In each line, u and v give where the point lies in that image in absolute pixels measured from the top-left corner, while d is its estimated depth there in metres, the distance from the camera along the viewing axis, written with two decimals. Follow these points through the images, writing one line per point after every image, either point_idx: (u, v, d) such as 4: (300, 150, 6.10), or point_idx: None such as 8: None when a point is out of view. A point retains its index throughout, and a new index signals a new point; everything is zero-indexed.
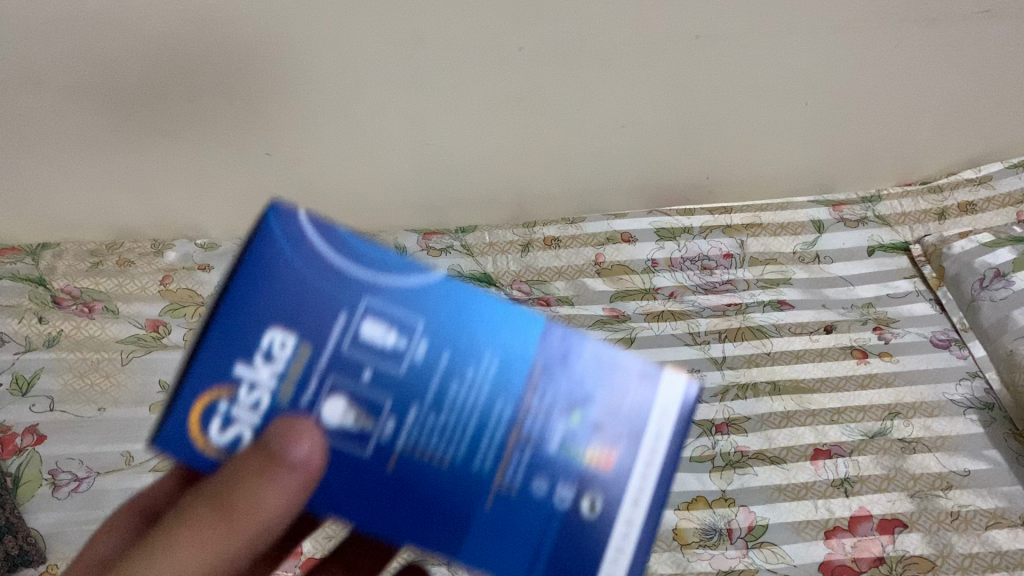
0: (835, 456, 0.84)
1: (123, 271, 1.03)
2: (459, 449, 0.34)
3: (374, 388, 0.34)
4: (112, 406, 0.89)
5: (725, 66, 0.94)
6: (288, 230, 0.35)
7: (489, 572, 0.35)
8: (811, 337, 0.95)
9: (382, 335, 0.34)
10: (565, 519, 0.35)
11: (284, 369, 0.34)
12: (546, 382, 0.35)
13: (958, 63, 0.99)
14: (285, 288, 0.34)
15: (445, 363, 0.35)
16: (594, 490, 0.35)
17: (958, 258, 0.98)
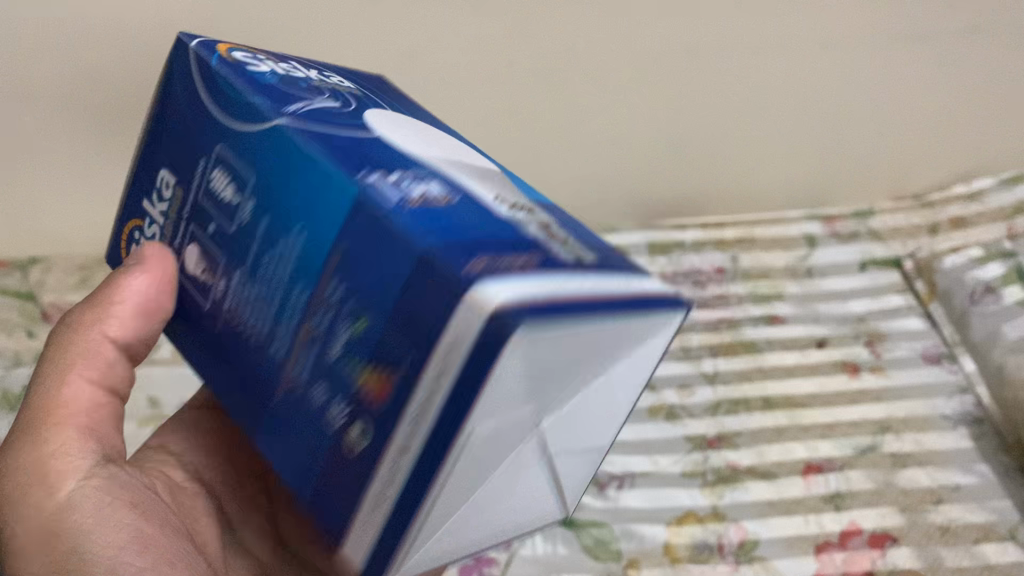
0: (825, 471, 0.83)
1: None
2: (264, 329, 0.35)
3: (213, 242, 0.39)
4: None
5: (718, 80, 0.95)
6: (187, 67, 0.41)
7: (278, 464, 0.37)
8: (803, 352, 0.95)
9: (225, 186, 0.38)
10: (331, 435, 0.32)
11: (168, 204, 0.42)
12: (337, 272, 0.32)
13: (946, 79, 1.00)
14: (176, 129, 0.41)
15: (262, 225, 0.35)
16: (362, 418, 0.31)
17: (947, 273, 0.99)
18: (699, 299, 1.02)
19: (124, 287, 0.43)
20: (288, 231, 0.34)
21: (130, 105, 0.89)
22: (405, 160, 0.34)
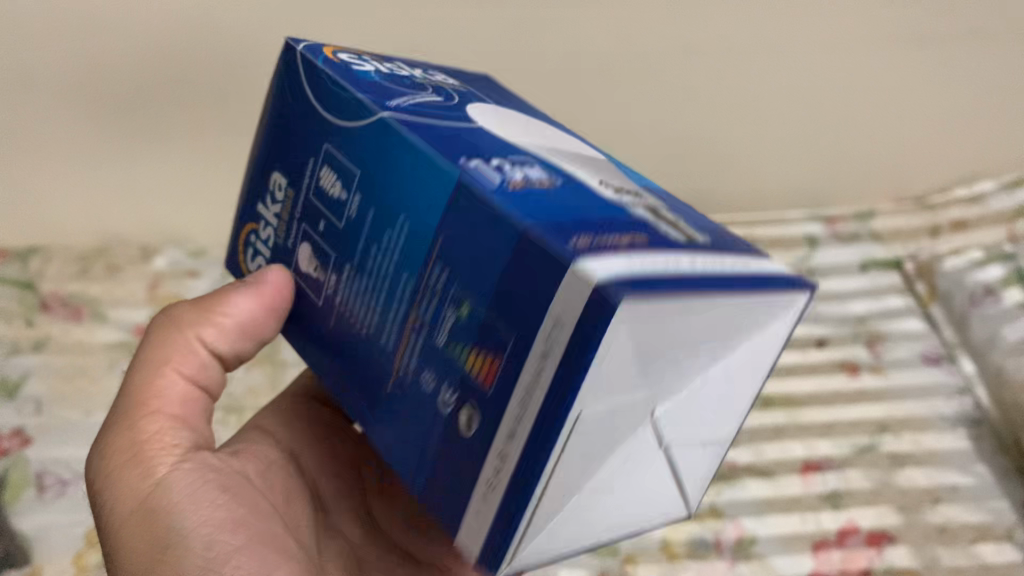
0: (824, 470, 0.83)
1: (111, 277, 1.00)
2: (376, 326, 0.37)
3: (325, 240, 0.40)
4: (99, 410, 0.87)
5: (724, 80, 0.96)
6: (294, 61, 0.43)
7: (394, 460, 0.37)
8: (803, 351, 0.95)
9: (332, 184, 0.40)
10: (446, 427, 0.34)
11: (280, 207, 0.44)
12: (439, 259, 0.33)
13: (946, 85, 1.01)
14: (288, 130, 0.43)
15: (370, 217, 0.37)
16: (470, 411, 0.32)
17: (948, 275, 0.99)
18: None
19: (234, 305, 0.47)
20: (385, 227, 0.36)
21: (143, 87, 0.91)
22: (519, 159, 0.36)
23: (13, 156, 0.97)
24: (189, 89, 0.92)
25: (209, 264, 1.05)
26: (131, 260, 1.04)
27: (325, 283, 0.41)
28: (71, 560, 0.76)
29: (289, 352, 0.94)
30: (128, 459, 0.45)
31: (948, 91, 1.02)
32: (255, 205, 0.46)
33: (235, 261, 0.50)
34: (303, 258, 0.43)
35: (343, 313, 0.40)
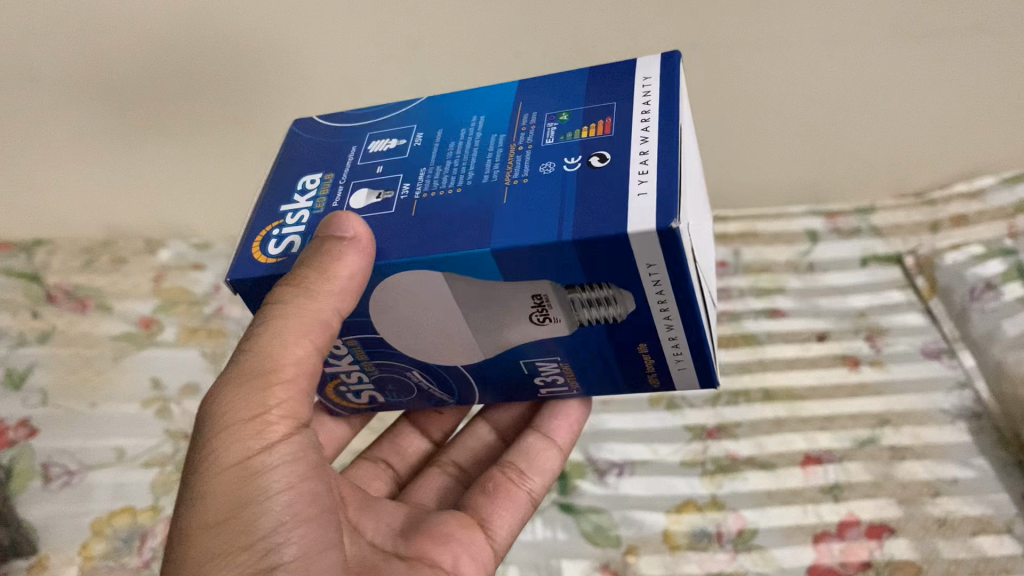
0: (824, 462, 0.83)
1: (116, 269, 1.01)
2: (467, 178, 0.44)
3: (386, 171, 0.46)
4: (105, 402, 0.87)
5: (723, 75, 0.97)
6: (307, 125, 0.53)
7: (531, 244, 0.39)
8: (803, 345, 0.96)
9: (385, 143, 0.49)
10: (579, 174, 0.41)
11: (316, 192, 0.47)
12: (524, 112, 0.47)
13: (947, 87, 1.01)
14: (311, 149, 0.51)
15: (439, 133, 0.48)
16: (599, 151, 0.42)
17: (949, 268, 0.99)
18: None
19: (334, 272, 0.41)
20: (455, 134, 0.47)
21: (146, 83, 0.92)
22: None
23: (24, 144, 0.99)
24: (192, 84, 0.92)
25: (213, 257, 1.05)
26: (135, 253, 1.04)
27: (397, 194, 0.44)
28: (77, 549, 0.75)
29: None
30: (248, 415, 0.43)
31: (950, 94, 1.02)
32: (281, 205, 0.47)
33: (245, 254, 0.44)
34: (359, 200, 0.45)
35: (427, 194, 0.44)
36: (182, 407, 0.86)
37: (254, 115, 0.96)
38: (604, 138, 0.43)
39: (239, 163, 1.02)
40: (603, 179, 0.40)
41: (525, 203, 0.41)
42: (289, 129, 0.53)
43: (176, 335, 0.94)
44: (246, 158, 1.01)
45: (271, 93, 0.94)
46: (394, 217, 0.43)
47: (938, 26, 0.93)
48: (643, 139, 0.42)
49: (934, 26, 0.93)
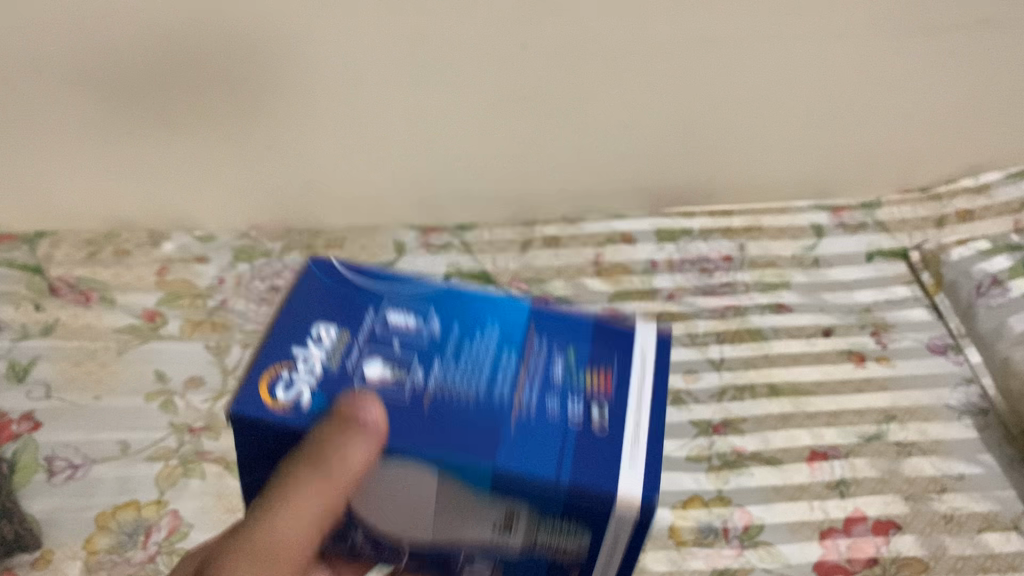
0: (831, 458, 0.83)
1: (120, 261, 1.02)
2: (480, 387, 0.44)
3: (404, 351, 0.46)
4: (108, 395, 0.85)
5: (728, 65, 0.98)
6: (328, 269, 0.50)
7: (524, 475, 0.41)
8: (810, 340, 0.95)
9: (405, 318, 0.48)
10: (577, 432, 0.43)
11: (328, 349, 0.46)
12: (536, 338, 0.47)
13: (947, 81, 1.03)
14: (321, 294, 0.49)
15: (458, 329, 0.47)
16: (598, 403, 0.45)
17: (956, 265, 0.98)
18: (706, 286, 1.03)
19: (346, 463, 0.40)
20: (473, 339, 0.47)
21: (161, 69, 0.94)
22: None
23: (30, 134, 0.99)
24: (206, 73, 0.94)
25: (217, 249, 1.05)
26: (140, 245, 1.05)
27: (410, 380, 0.44)
28: (82, 544, 0.73)
29: None
30: None
31: (948, 87, 1.03)
32: (292, 346, 0.45)
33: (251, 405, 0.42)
34: (373, 374, 0.45)
35: (441, 394, 0.44)
36: (187, 401, 0.85)
37: (263, 104, 0.98)
38: (602, 397, 0.45)
39: (246, 155, 1.04)
40: (600, 448, 0.42)
41: (527, 441, 0.42)
42: (306, 266, 0.51)
43: (182, 328, 0.94)
44: (252, 148, 1.03)
45: (281, 81, 0.96)
46: (405, 409, 0.43)
47: (935, 20, 0.96)
48: (639, 412, 0.44)
49: (932, 19, 0.96)
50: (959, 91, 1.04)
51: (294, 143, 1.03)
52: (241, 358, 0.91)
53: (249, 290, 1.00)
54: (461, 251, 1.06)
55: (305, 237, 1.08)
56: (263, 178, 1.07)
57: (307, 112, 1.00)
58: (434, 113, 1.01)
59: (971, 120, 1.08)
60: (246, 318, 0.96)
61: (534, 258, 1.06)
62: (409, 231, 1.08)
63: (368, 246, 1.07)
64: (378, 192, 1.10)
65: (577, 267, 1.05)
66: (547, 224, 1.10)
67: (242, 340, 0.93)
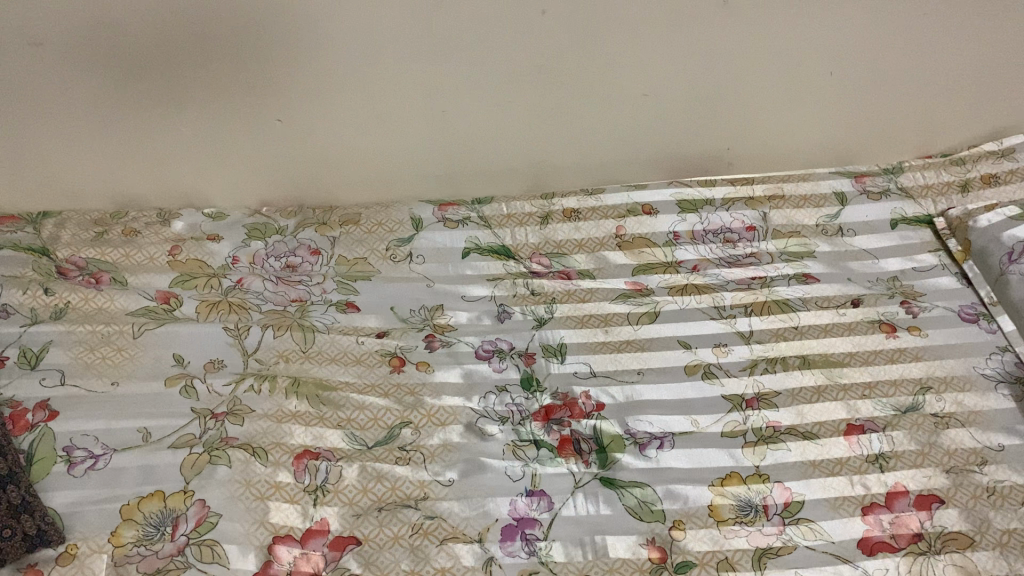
0: (868, 431, 0.82)
1: (129, 241, 0.98)
2: None
3: None
4: (125, 381, 0.83)
5: (753, 28, 0.96)
6: None
7: None
8: (838, 311, 0.93)
9: None
10: None
11: None
12: None
13: (973, 43, 1.01)
14: None
15: None
16: None
17: (984, 231, 0.96)
18: (729, 258, 1.01)
19: None
20: None
21: (167, 42, 0.90)
22: None
23: (31, 111, 0.95)
24: (215, 46, 0.91)
25: (229, 227, 1.02)
26: (149, 224, 1.02)
27: None
28: (107, 537, 0.70)
29: (318, 318, 0.92)
30: None
31: (975, 49, 1.01)
32: None
33: None
34: None
35: None
36: (208, 385, 0.83)
37: (272, 76, 0.95)
38: None
39: (256, 128, 1.01)
40: None
41: None
42: None
43: (197, 309, 0.91)
44: (263, 121, 1.00)
45: (291, 52, 0.93)
46: None
47: None
48: None
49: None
50: (986, 53, 1.02)
51: (305, 116, 1.00)
52: (260, 339, 0.88)
53: (265, 269, 0.98)
54: (479, 225, 1.05)
55: (318, 214, 1.05)
56: (274, 152, 1.04)
57: (320, 83, 0.96)
58: (449, 84, 0.98)
59: (996, 84, 1.06)
60: (264, 299, 0.94)
61: (553, 231, 1.04)
62: (425, 205, 1.06)
63: (384, 221, 1.04)
64: (391, 164, 1.07)
65: (599, 240, 1.03)
66: (565, 196, 1.08)
67: (260, 321, 0.90)
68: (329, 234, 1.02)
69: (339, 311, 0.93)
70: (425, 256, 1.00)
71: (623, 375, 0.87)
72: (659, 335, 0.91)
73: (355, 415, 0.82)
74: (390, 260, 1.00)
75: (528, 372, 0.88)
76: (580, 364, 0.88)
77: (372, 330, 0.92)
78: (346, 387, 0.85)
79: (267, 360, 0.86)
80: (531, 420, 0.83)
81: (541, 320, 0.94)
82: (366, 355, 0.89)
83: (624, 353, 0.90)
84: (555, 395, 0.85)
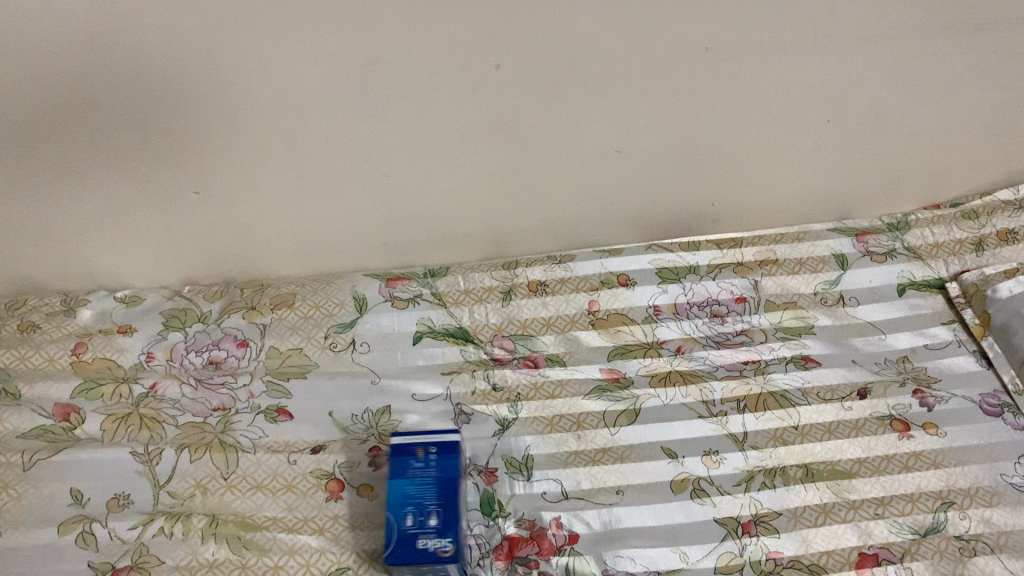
0: (883, 563, 0.70)
1: (27, 340, 0.85)
2: None
3: None
4: (12, 529, 0.70)
5: (741, 75, 0.83)
6: None
7: None
8: (844, 404, 0.82)
9: None
10: None
11: None
12: None
13: (991, 84, 0.89)
14: None
15: None
16: None
17: (1005, 303, 0.87)
18: (717, 336, 0.90)
19: None
20: None
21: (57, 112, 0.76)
22: None
23: None
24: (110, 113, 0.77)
25: (143, 314, 0.89)
26: (51, 315, 0.89)
27: None
28: None
29: (243, 433, 0.79)
30: None
31: (990, 89, 0.89)
32: None
33: None
34: None
35: None
36: (109, 529, 0.70)
37: (189, 145, 0.81)
38: None
39: (170, 204, 0.87)
40: None
41: None
42: None
43: (102, 426, 0.78)
44: (177, 197, 0.86)
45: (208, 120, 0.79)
46: None
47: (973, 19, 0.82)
48: None
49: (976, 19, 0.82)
50: (1002, 96, 0.90)
51: (225, 190, 0.86)
52: (174, 464, 0.75)
53: (183, 367, 0.85)
54: (432, 304, 0.92)
55: (247, 296, 0.92)
56: (192, 229, 0.90)
57: (244, 153, 0.83)
58: (393, 149, 0.85)
59: (1010, 131, 0.95)
60: (181, 409, 0.80)
61: (517, 310, 0.92)
62: (370, 281, 0.93)
63: (323, 302, 0.91)
64: (330, 237, 0.94)
65: (570, 317, 0.92)
66: (530, 266, 0.96)
67: (174, 440, 0.77)
68: (260, 320, 0.89)
69: (269, 420, 0.80)
70: (370, 344, 0.88)
71: (599, 496, 0.75)
72: (640, 442, 0.79)
73: (283, 562, 0.70)
74: (330, 351, 0.87)
75: (489, 493, 0.75)
76: (549, 483, 0.76)
77: (307, 444, 0.79)
78: (273, 525, 0.72)
79: (181, 492, 0.74)
80: (492, 560, 0.70)
81: (504, 423, 0.81)
82: (299, 480, 0.76)
83: (600, 467, 0.77)
84: (521, 524, 0.73)
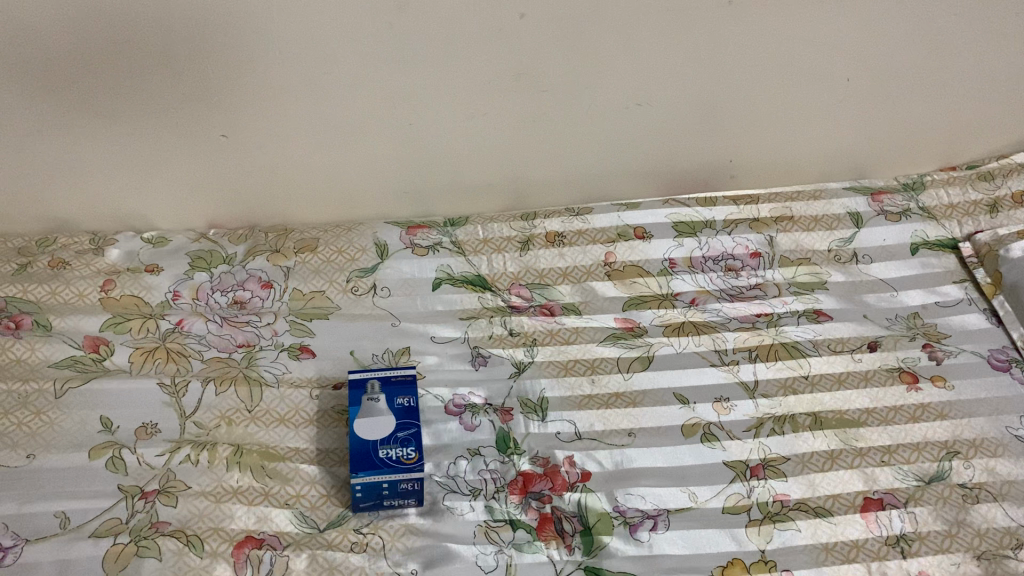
0: (887, 508, 0.72)
1: (57, 275, 0.87)
2: None
3: None
4: (44, 452, 0.72)
5: (763, 29, 0.84)
6: None
7: None
8: (853, 356, 0.84)
9: None
10: None
11: None
12: None
13: (1012, 44, 0.89)
14: None
15: None
16: None
17: (1018, 263, 0.88)
18: (731, 290, 0.92)
19: None
20: None
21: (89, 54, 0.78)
22: None
23: None
24: (141, 55, 0.78)
25: (170, 254, 0.91)
26: (81, 253, 0.91)
27: None
28: None
29: (266, 369, 0.81)
30: None
31: (1010, 50, 0.90)
32: None
33: None
34: None
35: None
36: (138, 455, 0.72)
37: (216, 91, 0.82)
38: None
39: (197, 147, 0.88)
40: None
41: None
42: None
43: (131, 358, 0.80)
44: (204, 139, 0.88)
45: (235, 65, 0.80)
46: None
47: None
48: None
49: None
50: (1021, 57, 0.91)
51: (251, 134, 0.88)
52: (200, 397, 0.77)
53: (209, 305, 0.87)
54: (452, 252, 0.94)
55: (271, 239, 0.94)
56: (217, 173, 0.92)
57: (271, 99, 0.84)
58: (417, 97, 0.86)
59: None
60: (206, 344, 0.83)
61: (535, 259, 0.94)
62: (391, 228, 0.95)
63: (346, 247, 0.93)
64: (353, 184, 0.96)
65: (586, 268, 0.93)
66: (549, 218, 0.97)
67: (200, 374, 0.80)
68: (283, 263, 0.91)
69: (292, 357, 0.82)
70: (391, 289, 0.90)
71: (611, 437, 0.77)
72: (653, 387, 0.81)
73: (306, 491, 0.73)
74: (352, 294, 0.89)
75: (504, 431, 0.77)
76: (563, 424, 0.78)
77: (328, 382, 0.81)
78: (295, 456, 0.75)
79: (207, 423, 0.76)
80: (507, 494, 0.73)
81: (520, 367, 0.83)
82: (321, 415, 0.79)
83: (613, 410, 0.79)
84: (535, 461, 0.75)
